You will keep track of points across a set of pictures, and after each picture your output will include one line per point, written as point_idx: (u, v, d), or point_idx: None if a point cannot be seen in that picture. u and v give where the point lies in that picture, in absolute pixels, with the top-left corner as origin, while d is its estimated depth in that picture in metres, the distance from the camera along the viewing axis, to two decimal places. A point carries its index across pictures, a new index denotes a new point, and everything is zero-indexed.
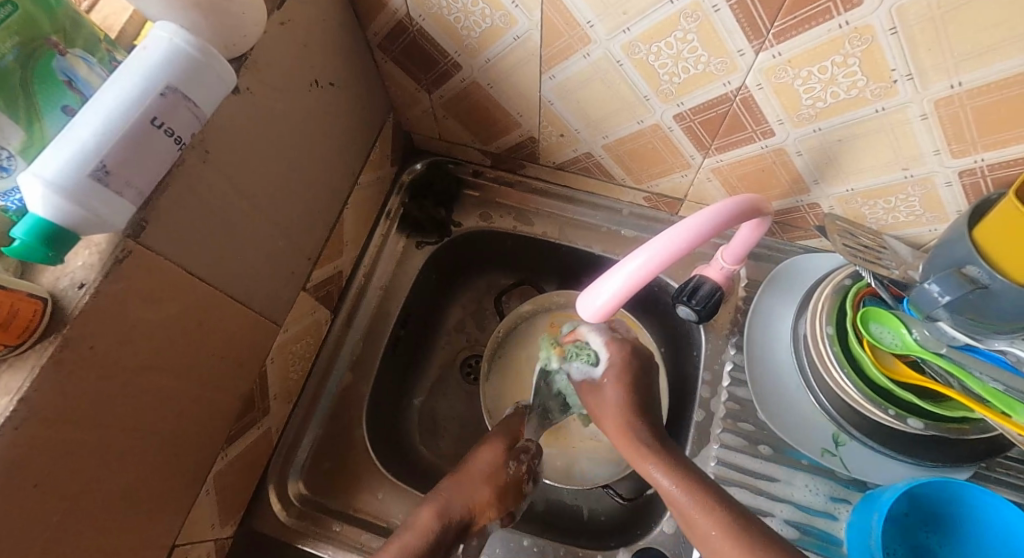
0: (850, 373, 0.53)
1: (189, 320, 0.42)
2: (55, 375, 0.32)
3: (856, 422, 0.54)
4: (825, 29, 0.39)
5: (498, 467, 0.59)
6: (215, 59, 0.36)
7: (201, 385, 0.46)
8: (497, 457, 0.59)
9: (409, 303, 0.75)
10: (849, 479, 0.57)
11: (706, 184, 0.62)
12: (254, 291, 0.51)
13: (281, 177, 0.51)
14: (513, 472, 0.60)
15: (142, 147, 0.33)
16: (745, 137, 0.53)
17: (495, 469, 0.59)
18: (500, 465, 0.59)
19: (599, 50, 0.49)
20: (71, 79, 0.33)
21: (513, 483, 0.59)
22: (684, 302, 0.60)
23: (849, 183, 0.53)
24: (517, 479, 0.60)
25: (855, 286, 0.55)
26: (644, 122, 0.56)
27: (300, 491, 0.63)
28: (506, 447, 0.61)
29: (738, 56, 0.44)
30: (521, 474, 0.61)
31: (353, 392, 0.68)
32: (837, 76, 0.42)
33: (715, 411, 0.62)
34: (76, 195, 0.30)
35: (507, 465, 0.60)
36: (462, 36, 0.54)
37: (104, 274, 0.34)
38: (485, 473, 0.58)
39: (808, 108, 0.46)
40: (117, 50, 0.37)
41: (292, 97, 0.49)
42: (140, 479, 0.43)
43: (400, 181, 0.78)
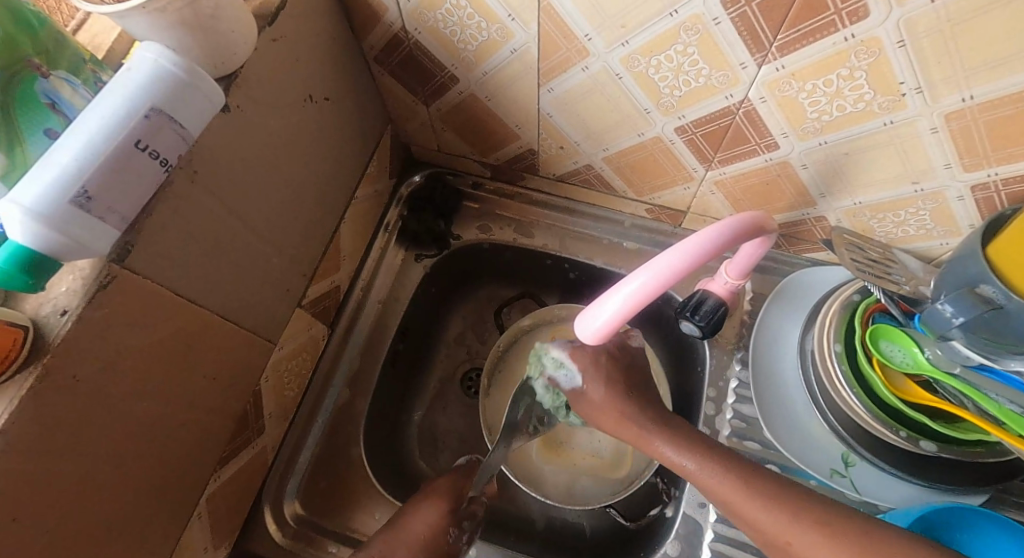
0: (859, 392, 0.51)
1: (178, 343, 0.42)
2: (34, 407, 0.32)
3: (865, 443, 0.53)
4: (830, 42, 0.38)
5: (438, 533, 0.55)
6: (203, 79, 0.35)
7: (191, 408, 0.45)
8: (438, 522, 0.55)
9: (408, 317, 0.74)
10: (860, 502, 0.55)
11: (709, 197, 0.60)
12: (248, 310, 0.50)
13: (275, 193, 0.50)
14: (453, 540, 0.56)
15: (126, 171, 0.32)
16: (749, 150, 0.51)
17: (430, 534, 0.54)
18: (439, 530, 0.55)
19: (598, 63, 0.48)
20: (54, 101, 0.33)
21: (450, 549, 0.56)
22: (688, 317, 0.59)
23: (857, 196, 0.52)
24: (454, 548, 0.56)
25: (864, 301, 0.54)
26: (644, 135, 0.55)
27: (296, 510, 0.62)
28: (448, 510, 0.56)
29: (740, 69, 0.43)
30: (459, 542, 0.57)
31: (350, 409, 0.67)
32: (844, 89, 0.41)
33: (720, 430, 0.61)
34: (57, 223, 0.30)
35: (449, 530, 0.56)
36: (458, 49, 0.53)
37: (87, 300, 0.33)
38: (417, 542, 0.54)
39: (813, 121, 0.45)
40: (103, 70, 0.36)
41: (285, 113, 0.48)
42: (127, 505, 0.42)
43: (398, 194, 0.77)
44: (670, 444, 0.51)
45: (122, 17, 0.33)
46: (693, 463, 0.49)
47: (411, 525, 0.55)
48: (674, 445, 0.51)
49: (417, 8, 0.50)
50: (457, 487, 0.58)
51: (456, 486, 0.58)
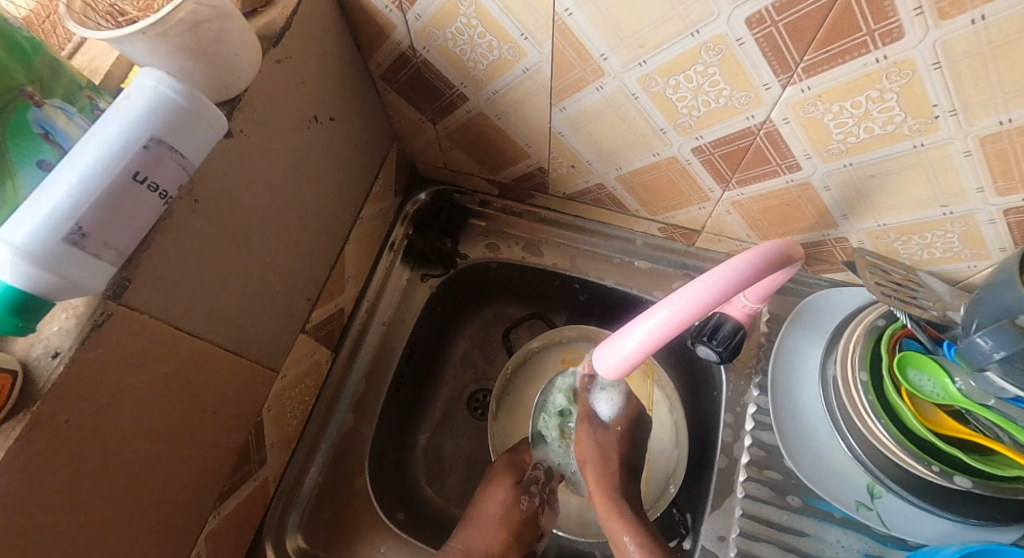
0: (887, 423, 0.49)
1: (177, 378, 0.40)
2: (23, 458, 0.30)
3: (893, 473, 0.51)
4: (860, 63, 0.36)
5: (509, 505, 0.59)
6: (204, 106, 0.34)
7: (190, 444, 0.43)
8: (507, 496, 0.59)
9: (414, 338, 0.72)
10: (886, 535, 0.53)
11: (725, 217, 0.58)
12: (250, 339, 0.48)
13: (279, 217, 0.48)
14: (526, 506, 0.60)
15: (123, 204, 0.31)
16: (768, 171, 0.50)
17: (506, 513, 0.59)
18: (512, 504, 0.59)
19: (613, 83, 0.46)
20: (48, 131, 0.31)
21: (529, 513, 0.60)
22: (705, 342, 0.57)
23: (881, 218, 0.50)
24: (531, 513, 0.60)
25: (890, 327, 0.52)
26: (659, 155, 0.53)
27: (299, 544, 0.60)
28: (513, 483, 0.61)
29: (763, 90, 0.41)
30: (534, 506, 0.61)
31: (355, 435, 0.65)
32: (873, 111, 0.39)
33: (738, 458, 0.59)
34: (47, 262, 0.28)
35: (520, 500, 0.60)
36: (468, 68, 0.51)
37: (80, 340, 0.32)
38: (503, 519, 0.59)
39: (838, 143, 0.43)
40: (101, 96, 0.35)
41: (290, 135, 0.47)
42: (123, 550, 0.40)
43: (403, 212, 0.75)
44: (631, 530, 0.53)
45: (120, 43, 0.32)
46: (642, 552, 0.51)
47: (484, 505, 0.59)
48: (634, 533, 0.53)
49: (425, 26, 0.48)
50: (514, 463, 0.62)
51: (514, 461, 0.62)
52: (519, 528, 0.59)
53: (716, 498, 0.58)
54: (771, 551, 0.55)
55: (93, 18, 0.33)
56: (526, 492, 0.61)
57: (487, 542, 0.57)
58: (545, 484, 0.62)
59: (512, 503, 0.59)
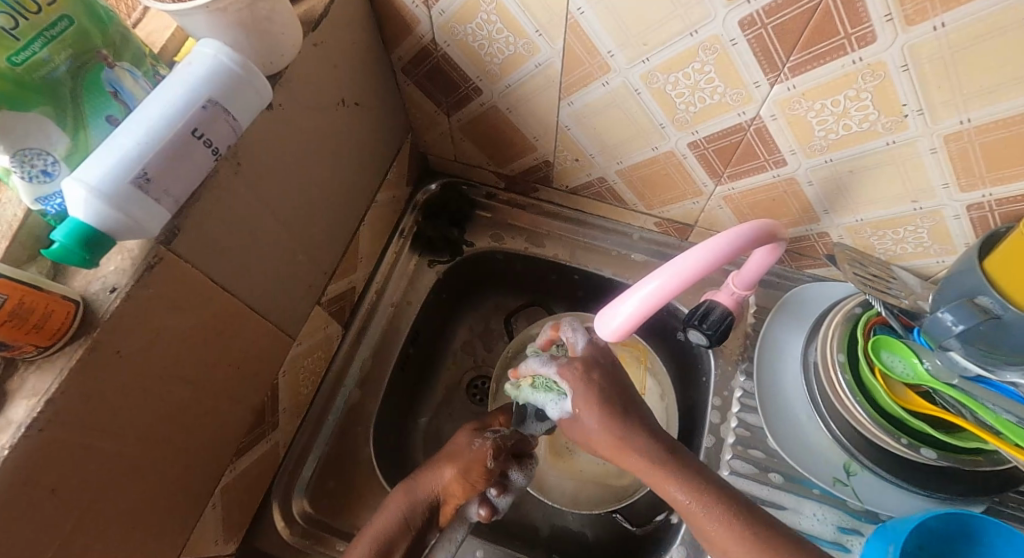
0: (862, 400, 0.53)
1: (210, 328, 0.43)
2: (78, 381, 0.34)
3: (865, 449, 0.55)
4: (838, 65, 0.41)
5: (466, 444, 0.60)
6: (255, 75, 0.38)
7: (216, 394, 0.47)
8: (465, 438, 0.60)
9: (419, 320, 0.75)
10: (861, 510, 0.57)
11: (717, 211, 0.63)
12: (273, 303, 0.51)
13: (306, 191, 0.52)
14: (480, 448, 0.59)
15: (181, 156, 0.34)
16: (757, 166, 0.54)
17: (461, 450, 0.59)
18: (468, 444, 0.60)
19: (618, 79, 0.51)
20: (117, 90, 0.35)
21: (482, 452, 0.59)
22: (695, 326, 0.61)
23: (859, 214, 0.54)
24: (485, 452, 0.59)
25: (866, 314, 0.56)
26: (658, 148, 0.57)
27: (304, 508, 0.63)
28: (474, 430, 0.62)
29: (753, 88, 0.46)
30: (489, 449, 0.59)
31: (360, 409, 0.68)
32: (850, 109, 0.44)
33: (724, 438, 0.63)
34: (117, 202, 0.32)
35: (475, 442, 0.60)
36: (485, 62, 0.56)
37: (135, 279, 0.35)
38: (457, 452, 0.59)
39: (820, 139, 0.48)
40: (160, 65, 0.39)
41: (319, 115, 0.51)
42: (151, 487, 0.43)
43: (414, 201, 0.79)
44: (677, 480, 0.50)
45: (185, 16, 0.36)
46: (696, 502, 0.48)
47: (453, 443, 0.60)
48: (683, 482, 0.50)
49: (448, 22, 0.53)
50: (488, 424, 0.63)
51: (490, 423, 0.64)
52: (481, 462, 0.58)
53: None
54: None
55: None
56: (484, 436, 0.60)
57: (444, 475, 0.57)
58: (509, 437, 0.62)
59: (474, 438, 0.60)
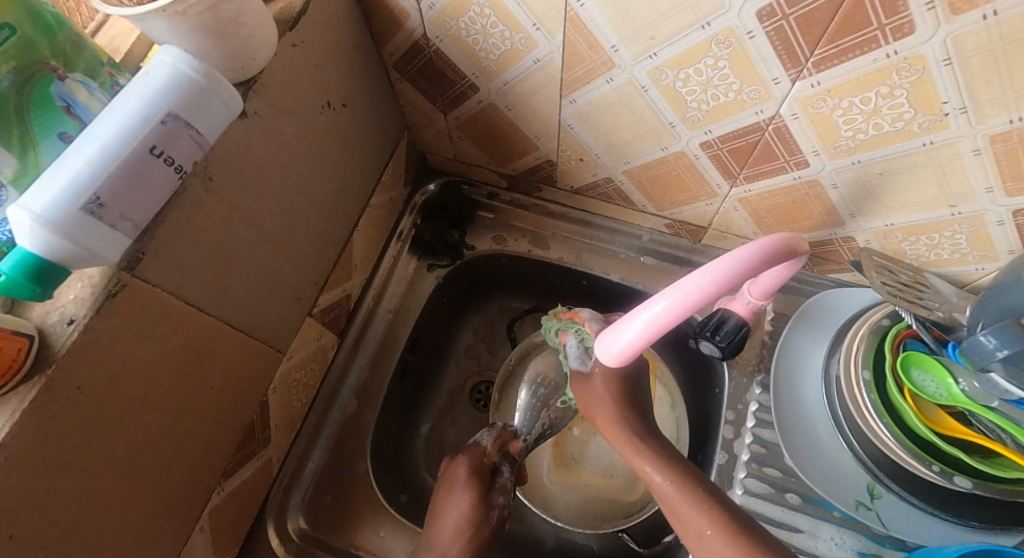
0: (889, 422, 0.49)
1: (188, 351, 0.41)
2: (35, 422, 0.31)
3: (892, 472, 0.52)
4: (870, 59, 0.36)
5: (479, 521, 0.56)
6: (221, 84, 0.34)
7: (197, 418, 0.45)
8: (471, 512, 0.56)
9: (418, 327, 0.73)
10: (886, 536, 0.54)
11: (732, 213, 0.59)
12: (259, 320, 0.49)
13: (289, 201, 0.49)
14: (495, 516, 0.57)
15: (139, 177, 0.31)
16: (776, 167, 0.50)
17: (468, 532, 0.55)
18: (474, 521, 0.56)
19: (623, 75, 0.47)
20: (70, 104, 0.32)
21: (496, 527, 0.57)
22: (708, 337, 0.58)
23: (888, 218, 0.50)
24: (500, 522, 0.58)
25: (894, 327, 0.52)
26: (668, 149, 0.53)
27: (300, 525, 0.61)
28: (478, 495, 0.57)
29: (773, 85, 0.41)
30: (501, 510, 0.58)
31: (358, 421, 0.66)
32: (882, 107, 0.39)
33: (739, 455, 0.60)
34: (65, 229, 0.29)
35: (487, 517, 0.57)
36: (480, 58, 0.52)
37: (96, 309, 0.33)
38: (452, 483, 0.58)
39: (847, 139, 0.43)
40: (120, 74, 0.36)
41: (301, 120, 0.48)
42: (127, 519, 0.41)
43: (413, 202, 0.76)
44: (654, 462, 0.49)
45: (142, 20, 0.32)
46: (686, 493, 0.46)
47: (450, 512, 0.56)
48: (658, 464, 0.49)
49: (439, 16, 0.49)
50: (479, 475, 0.58)
51: (481, 469, 0.59)
52: (491, 531, 0.57)
53: None
54: None
55: None
56: (496, 505, 0.58)
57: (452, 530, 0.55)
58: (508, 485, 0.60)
59: (481, 511, 0.56)
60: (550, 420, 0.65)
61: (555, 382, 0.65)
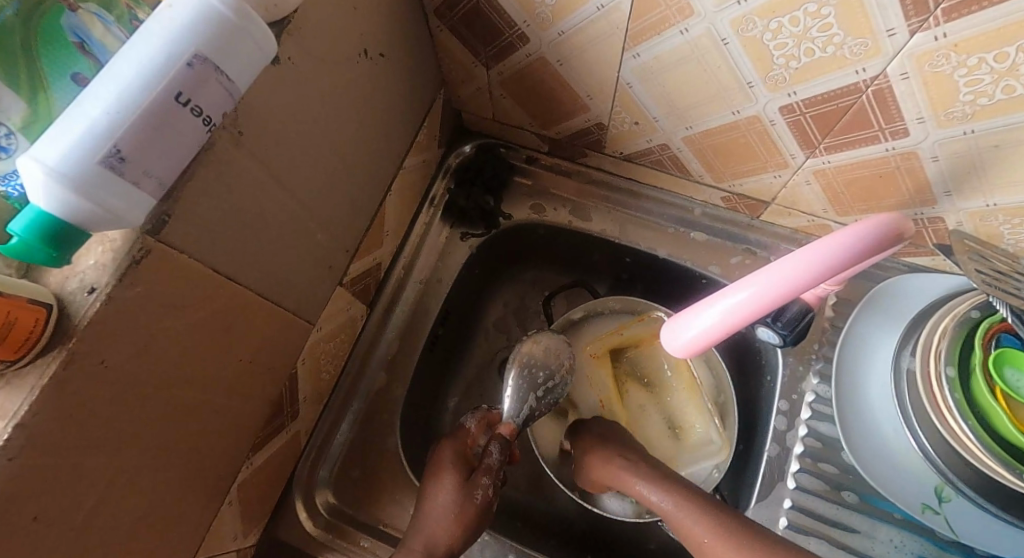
0: (975, 425, 0.44)
1: (219, 322, 0.38)
2: (56, 399, 0.28)
3: (969, 477, 0.47)
4: (1020, 4, 0.30)
5: (461, 497, 0.51)
6: (253, 22, 0.30)
7: (227, 392, 0.42)
8: (453, 493, 0.51)
9: (450, 299, 0.69)
10: (950, 541, 0.51)
11: (802, 187, 0.53)
12: (290, 289, 0.45)
13: (323, 160, 0.45)
14: (481, 498, 0.51)
15: (163, 127, 0.27)
16: (867, 136, 0.44)
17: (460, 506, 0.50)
18: (464, 497, 0.51)
19: (701, 25, 0.41)
20: (84, 40, 0.28)
21: (484, 507, 0.51)
22: (767, 323, 0.53)
23: (992, 197, 0.44)
24: (488, 502, 0.51)
25: (986, 320, 0.47)
26: (739, 113, 0.48)
27: (328, 500, 0.59)
28: (461, 479, 0.52)
29: (885, 37, 0.35)
30: (489, 494, 0.51)
31: (388, 394, 0.64)
32: (1019, 66, 0.33)
33: (791, 448, 0.56)
34: (81, 186, 0.25)
35: (473, 495, 0.51)
36: (535, 3, 0.46)
37: (119, 276, 0.29)
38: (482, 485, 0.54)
39: (963, 105, 0.37)
40: (141, 7, 0.30)
41: (337, 69, 0.43)
42: (154, 498, 0.38)
43: (446, 165, 0.72)
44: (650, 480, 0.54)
45: None
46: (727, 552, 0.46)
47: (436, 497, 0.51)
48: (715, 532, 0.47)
49: None
50: (461, 461, 0.53)
51: (463, 452, 0.54)
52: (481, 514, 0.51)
53: (765, 488, 0.56)
54: (820, 547, 0.52)
55: None
56: (480, 485, 0.51)
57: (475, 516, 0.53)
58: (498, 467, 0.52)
59: (464, 494, 0.51)
60: (541, 405, 0.57)
61: (550, 372, 0.58)
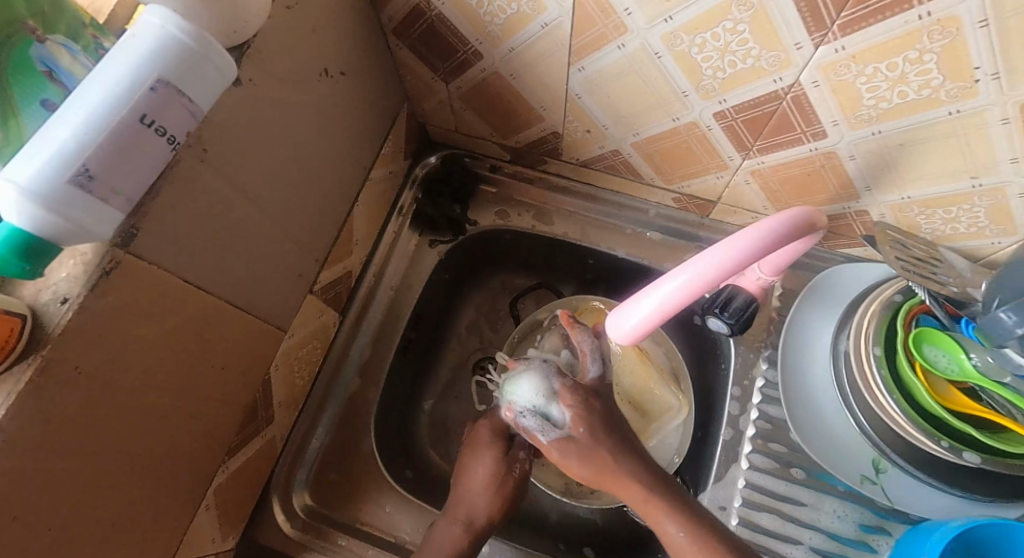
0: (899, 398, 0.49)
1: (191, 329, 0.40)
2: (34, 404, 0.30)
3: (901, 449, 0.51)
4: (901, 21, 0.34)
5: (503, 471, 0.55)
6: (217, 52, 0.32)
7: (200, 397, 0.44)
8: (495, 465, 0.55)
9: (420, 304, 0.71)
10: (890, 510, 0.54)
11: (743, 186, 0.57)
12: (260, 297, 0.48)
13: (288, 174, 0.48)
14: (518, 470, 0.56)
15: (129, 147, 0.29)
16: (792, 138, 0.48)
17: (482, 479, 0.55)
18: (500, 468, 0.55)
19: (636, 40, 0.45)
20: (52, 69, 0.30)
21: (522, 479, 0.56)
22: (716, 314, 0.57)
23: (906, 191, 0.48)
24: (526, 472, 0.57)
25: (907, 303, 0.51)
26: (679, 119, 0.52)
27: (305, 502, 0.61)
28: (501, 452, 0.56)
29: (794, 50, 0.39)
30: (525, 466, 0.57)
31: (361, 398, 0.66)
32: (909, 74, 0.37)
33: (744, 431, 0.60)
34: (54, 204, 0.27)
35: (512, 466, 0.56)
36: (484, 22, 0.50)
37: (90, 287, 0.31)
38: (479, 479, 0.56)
39: (869, 108, 0.41)
40: (106, 36, 0.33)
41: (298, 88, 0.46)
42: (129, 501, 0.40)
43: (413, 175, 0.74)
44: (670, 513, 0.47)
45: None
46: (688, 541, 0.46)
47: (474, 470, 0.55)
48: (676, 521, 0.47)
49: None
50: (500, 456, 0.56)
51: (503, 460, 0.56)
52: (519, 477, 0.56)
53: (720, 469, 0.59)
54: (772, 522, 0.56)
55: None
56: (518, 458, 0.57)
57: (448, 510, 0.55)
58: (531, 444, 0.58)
59: (505, 465, 0.56)
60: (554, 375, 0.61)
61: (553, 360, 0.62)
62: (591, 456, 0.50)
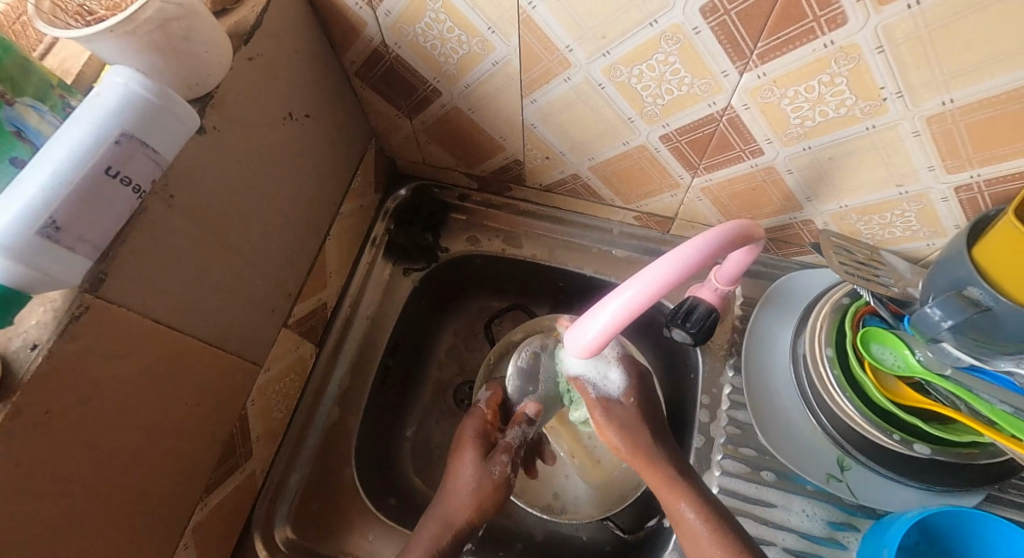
0: (852, 396, 0.52)
1: (162, 368, 0.41)
2: (4, 450, 0.31)
3: (860, 445, 0.53)
4: (809, 49, 0.38)
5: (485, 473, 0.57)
6: (175, 102, 0.35)
7: (174, 435, 0.45)
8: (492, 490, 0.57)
9: (397, 332, 0.73)
10: (856, 506, 0.56)
11: (696, 203, 0.60)
12: (232, 334, 0.49)
13: (257, 212, 0.49)
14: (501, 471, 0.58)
15: (94, 197, 0.31)
16: (733, 156, 0.51)
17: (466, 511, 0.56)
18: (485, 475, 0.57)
19: (580, 74, 0.48)
20: (20, 129, 0.32)
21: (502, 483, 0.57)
22: (679, 325, 0.59)
23: (842, 200, 0.51)
24: (505, 479, 0.58)
25: (854, 304, 0.54)
26: (629, 143, 0.55)
27: (287, 535, 0.61)
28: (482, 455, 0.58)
29: (722, 77, 0.43)
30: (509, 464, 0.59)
31: (341, 427, 0.67)
32: (825, 95, 0.41)
33: (715, 437, 0.61)
34: (24, 256, 0.29)
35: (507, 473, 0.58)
36: (440, 63, 0.53)
37: (59, 332, 0.33)
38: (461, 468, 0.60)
39: (796, 126, 0.45)
40: (72, 95, 0.36)
41: (263, 132, 0.48)
42: (105, 541, 0.41)
43: (384, 207, 0.77)
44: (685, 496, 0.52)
45: (89, 41, 0.33)
46: (704, 524, 0.50)
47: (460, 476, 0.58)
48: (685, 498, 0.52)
49: (396, 23, 0.49)
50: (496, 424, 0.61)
51: (486, 428, 0.60)
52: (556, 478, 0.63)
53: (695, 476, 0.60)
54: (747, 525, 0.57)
55: (63, 19, 0.35)
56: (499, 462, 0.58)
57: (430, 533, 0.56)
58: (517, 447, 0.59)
59: (483, 470, 0.57)
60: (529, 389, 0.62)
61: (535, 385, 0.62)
62: (627, 412, 0.59)
